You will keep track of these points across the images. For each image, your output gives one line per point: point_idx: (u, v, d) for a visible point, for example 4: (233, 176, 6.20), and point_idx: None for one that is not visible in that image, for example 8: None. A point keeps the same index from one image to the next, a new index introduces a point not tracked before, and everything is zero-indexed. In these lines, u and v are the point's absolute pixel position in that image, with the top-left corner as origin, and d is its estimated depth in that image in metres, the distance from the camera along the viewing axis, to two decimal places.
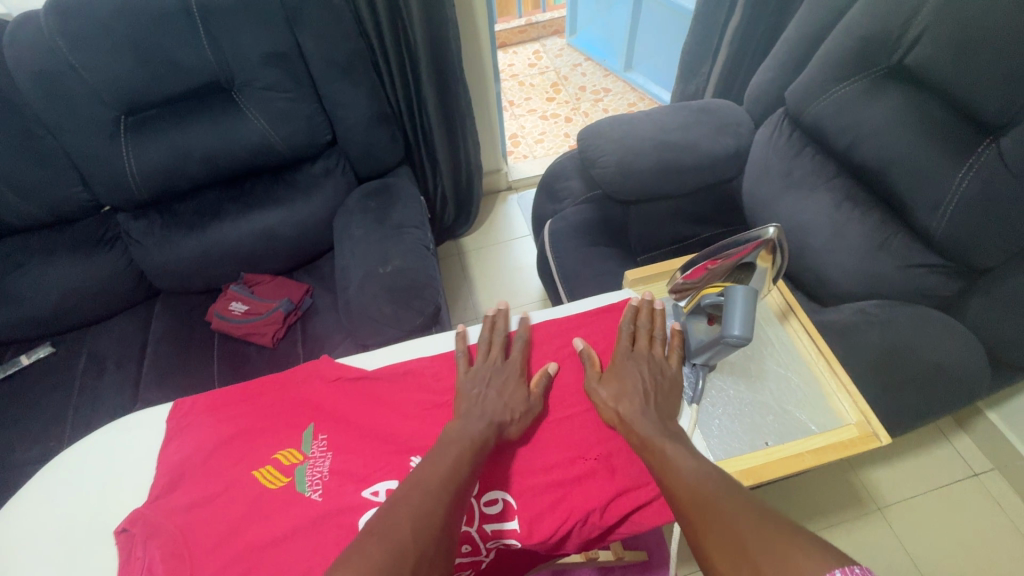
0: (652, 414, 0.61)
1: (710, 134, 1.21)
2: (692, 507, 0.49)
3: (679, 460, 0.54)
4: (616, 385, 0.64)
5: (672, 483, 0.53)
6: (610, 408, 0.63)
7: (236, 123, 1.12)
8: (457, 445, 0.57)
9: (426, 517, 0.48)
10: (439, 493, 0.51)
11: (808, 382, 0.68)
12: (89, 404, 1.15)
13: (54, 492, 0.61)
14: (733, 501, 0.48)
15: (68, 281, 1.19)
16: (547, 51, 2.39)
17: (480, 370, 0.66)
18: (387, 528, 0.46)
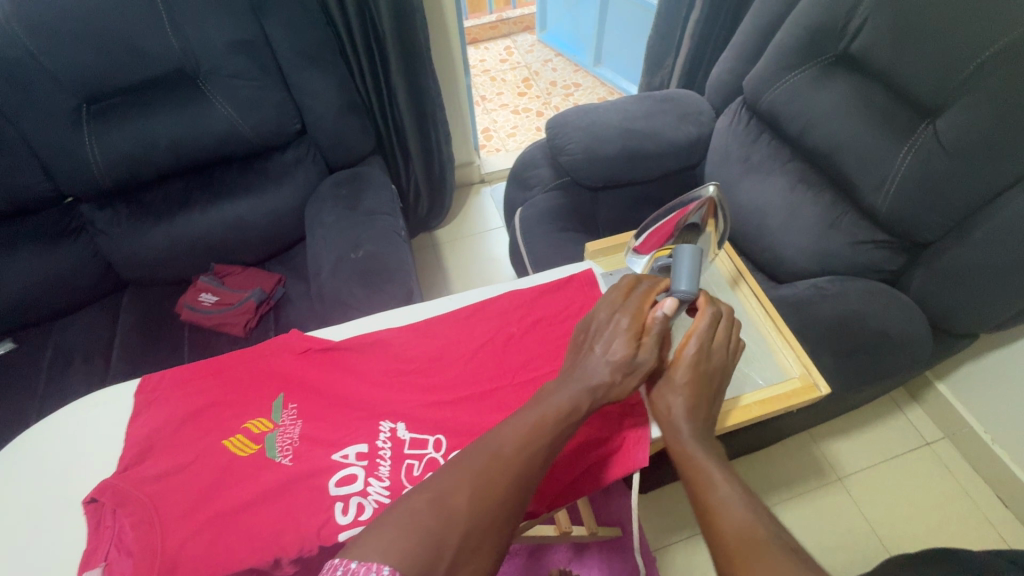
0: (704, 434, 0.60)
1: (673, 121, 1.25)
2: (739, 549, 0.48)
3: (729, 501, 0.52)
4: (680, 390, 0.62)
5: (721, 521, 0.51)
6: (664, 408, 0.62)
7: (202, 111, 1.11)
8: (540, 412, 0.56)
9: (489, 487, 0.50)
10: (509, 462, 0.52)
11: (756, 341, 0.72)
12: (55, 398, 1.13)
13: (17, 470, 0.61)
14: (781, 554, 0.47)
15: (29, 274, 1.16)
16: (518, 47, 2.42)
17: (603, 317, 0.64)
18: (444, 493, 0.48)
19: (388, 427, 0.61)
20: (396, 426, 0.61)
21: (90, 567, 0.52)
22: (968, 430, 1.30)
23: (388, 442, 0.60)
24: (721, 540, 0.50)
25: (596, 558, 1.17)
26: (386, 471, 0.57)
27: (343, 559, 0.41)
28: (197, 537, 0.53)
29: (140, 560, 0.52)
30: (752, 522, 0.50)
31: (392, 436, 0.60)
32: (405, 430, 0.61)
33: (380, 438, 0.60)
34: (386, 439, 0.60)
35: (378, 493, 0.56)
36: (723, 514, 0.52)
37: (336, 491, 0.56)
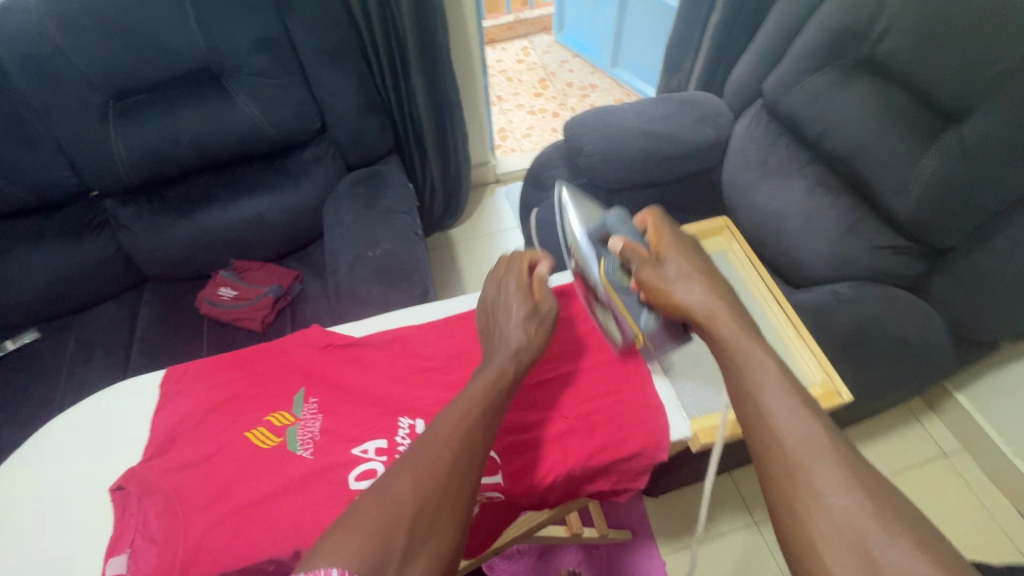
0: (740, 316, 0.60)
1: (691, 124, 1.25)
2: (797, 450, 0.49)
3: (778, 403, 0.52)
4: (691, 277, 0.64)
5: (777, 419, 0.51)
6: (686, 294, 0.62)
7: (225, 110, 1.13)
8: (474, 392, 0.56)
9: (434, 466, 0.48)
10: (449, 451, 0.50)
11: (776, 346, 0.71)
12: (77, 388, 1.16)
13: (45, 457, 0.62)
14: (834, 459, 0.48)
15: (55, 266, 1.19)
16: (535, 48, 2.42)
17: (501, 290, 0.68)
18: (385, 487, 0.46)
19: (408, 423, 0.61)
20: (415, 422, 0.62)
21: (116, 553, 0.54)
22: (988, 443, 1.28)
23: (407, 438, 0.60)
24: (774, 442, 0.50)
25: (606, 562, 1.17)
26: None
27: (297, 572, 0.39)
28: (219, 527, 0.54)
29: (164, 547, 0.53)
30: (806, 425, 0.50)
31: (412, 432, 0.60)
32: (424, 426, 0.61)
33: (399, 433, 0.60)
34: (405, 435, 0.60)
35: None
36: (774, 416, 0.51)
37: (355, 485, 0.56)
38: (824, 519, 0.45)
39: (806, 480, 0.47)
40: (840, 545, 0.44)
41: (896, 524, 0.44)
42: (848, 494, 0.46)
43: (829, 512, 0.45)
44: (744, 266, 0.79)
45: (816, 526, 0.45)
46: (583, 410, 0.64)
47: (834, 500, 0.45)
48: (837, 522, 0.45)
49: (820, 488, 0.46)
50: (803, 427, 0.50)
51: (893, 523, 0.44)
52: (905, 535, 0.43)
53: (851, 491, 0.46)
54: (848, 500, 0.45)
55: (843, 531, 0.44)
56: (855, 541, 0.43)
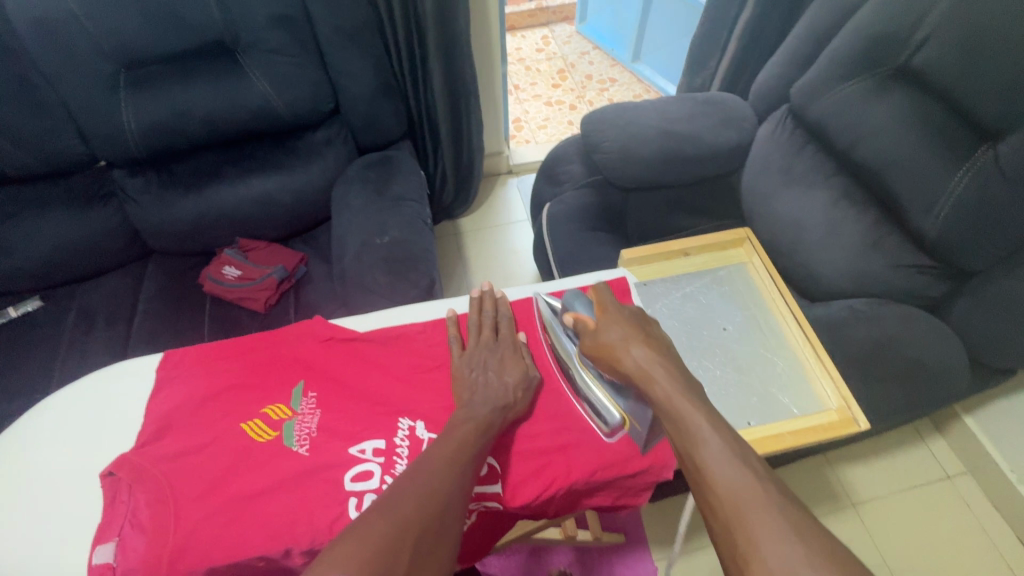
0: (672, 368, 0.58)
1: (714, 126, 1.21)
2: (730, 509, 0.46)
3: (714, 453, 0.49)
4: (625, 333, 0.61)
5: (711, 476, 0.48)
6: (623, 354, 0.60)
7: (238, 86, 1.10)
8: (464, 428, 0.56)
9: (434, 496, 0.48)
10: (445, 474, 0.50)
11: (793, 367, 0.68)
12: (76, 359, 1.15)
13: (38, 435, 0.61)
14: (765, 516, 0.45)
15: (59, 235, 1.17)
16: (555, 37, 2.37)
17: (475, 354, 0.64)
18: (388, 505, 0.45)
19: (407, 425, 0.60)
20: (415, 424, 0.61)
21: (104, 541, 0.53)
22: (994, 468, 1.25)
23: (406, 440, 0.59)
24: (712, 497, 0.48)
25: (597, 564, 1.16)
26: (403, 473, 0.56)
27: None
28: (210, 520, 0.53)
29: (153, 538, 0.52)
30: (742, 475, 0.48)
31: (411, 435, 0.60)
32: (424, 429, 0.60)
33: (398, 435, 0.59)
34: (404, 436, 0.59)
35: None
36: (708, 467, 0.49)
37: (351, 487, 0.55)
38: (764, 575, 0.42)
39: (744, 536, 0.44)
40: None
41: (841, 574, 0.40)
42: (786, 543, 0.43)
43: (765, 565, 0.42)
44: (765, 279, 0.75)
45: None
46: (586, 424, 0.62)
47: (774, 552, 0.42)
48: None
49: (762, 542, 0.43)
50: (732, 480, 0.47)
51: (839, 571, 0.40)
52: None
53: (796, 539, 0.43)
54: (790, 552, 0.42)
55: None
56: None
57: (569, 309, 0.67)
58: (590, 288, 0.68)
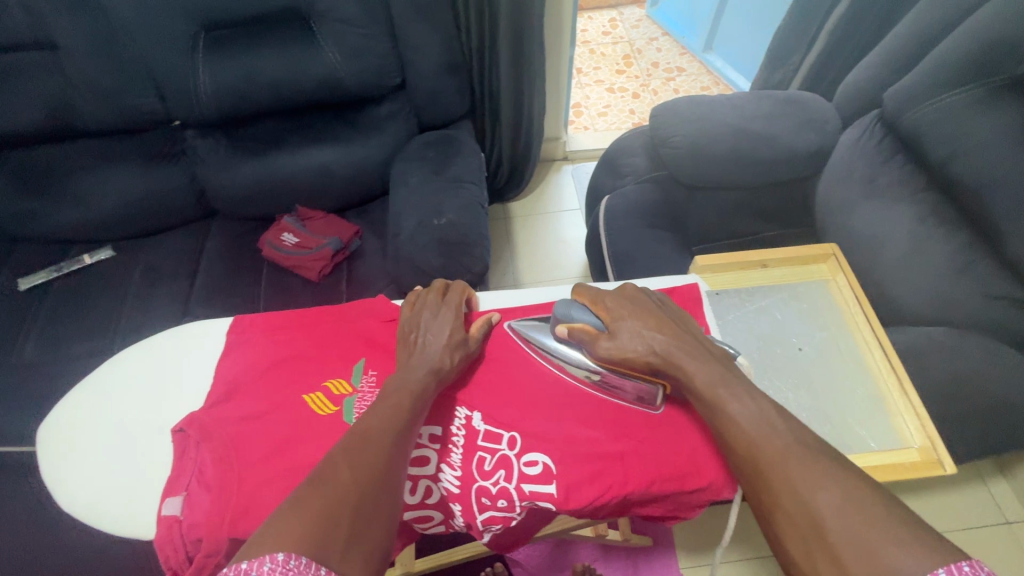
0: (692, 347, 0.59)
1: (792, 127, 1.15)
2: (752, 464, 0.51)
3: (740, 419, 0.53)
4: (634, 324, 0.60)
5: (734, 438, 0.52)
6: (644, 352, 0.59)
7: (307, 53, 1.10)
8: (397, 397, 0.56)
9: (367, 469, 0.48)
10: (383, 442, 0.51)
11: (871, 397, 0.64)
12: (141, 310, 1.20)
13: (115, 384, 0.64)
14: (796, 467, 0.48)
15: (133, 189, 1.23)
16: (623, 21, 2.28)
17: (419, 315, 0.64)
18: (324, 477, 0.46)
19: (463, 414, 0.62)
20: (472, 414, 0.62)
21: (173, 493, 0.56)
22: None
23: (462, 429, 0.60)
24: (741, 456, 0.52)
25: (622, 564, 1.16)
26: (459, 459, 0.58)
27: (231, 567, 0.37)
28: (269, 487, 0.54)
29: (217, 497, 0.54)
30: (766, 433, 0.51)
31: (467, 425, 0.61)
32: (480, 419, 0.61)
33: (454, 423, 0.61)
34: (460, 425, 0.61)
35: (449, 481, 0.58)
36: (732, 429, 0.53)
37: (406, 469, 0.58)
38: (790, 524, 0.47)
39: (773, 489, 0.48)
40: (812, 545, 0.45)
41: (862, 515, 0.44)
42: (813, 493, 0.46)
43: (792, 515, 0.47)
44: (848, 299, 0.70)
45: (786, 532, 0.47)
46: (644, 433, 0.60)
47: (797, 501, 0.47)
48: (801, 526, 0.46)
49: (791, 492, 0.47)
50: (757, 438, 0.51)
51: (864, 511, 0.44)
52: (873, 528, 0.43)
53: (822, 488, 0.46)
54: (818, 501, 0.46)
55: (806, 529, 0.46)
56: (819, 541, 0.45)
57: (564, 319, 0.64)
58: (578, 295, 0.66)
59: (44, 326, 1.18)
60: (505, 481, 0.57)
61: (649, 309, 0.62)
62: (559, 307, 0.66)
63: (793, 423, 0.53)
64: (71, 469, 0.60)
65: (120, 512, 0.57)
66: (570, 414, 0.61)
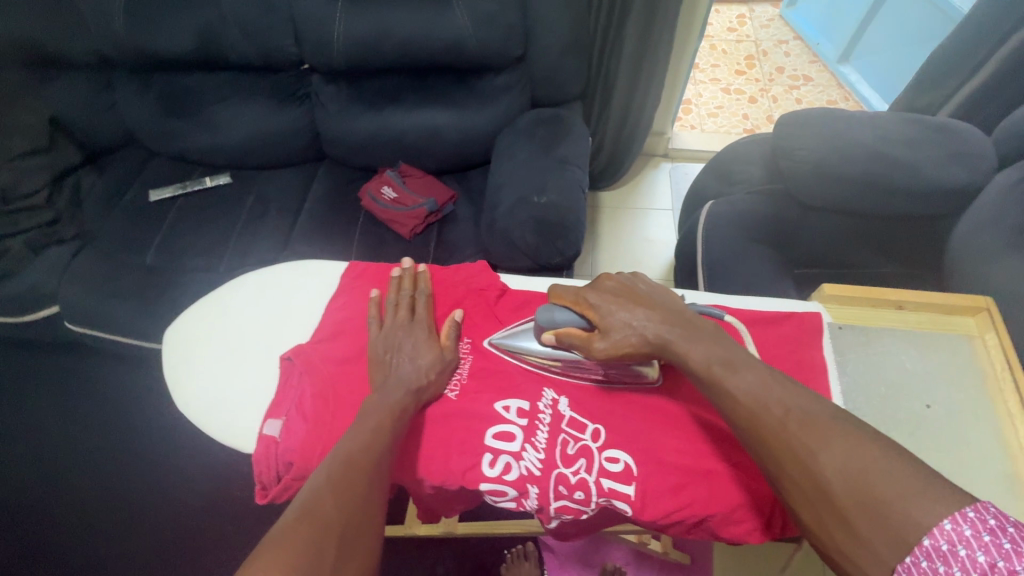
0: (683, 324, 0.58)
1: (938, 160, 1.04)
2: (753, 433, 0.50)
3: (738, 393, 0.51)
4: (623, 314, 0.60)
5: (737, 415, 0.51)
6: (639, 342, 0.58)
7: (439, 15, 1.11)
8: (377, 416, 0.56)
9: (350, 495, 0.50)
10: (363, 466, 0.52)
11: (1008, 476, 0.58)
12: (248, 238, 1.29)
13: (236, 304, 0.70)
14: (800, 429, 0.48)
15: (257, 124, 1.31)
16: (753, 19, 2.15)
17: (393, 334, 0.63)
18: (311, 506, 0.48)
19: (550, 397, 0.62)
20: (558, 398, 0.62)
21: (275, 415, 0.61)
22: None
23: (549, 410, 0.61)
24: (743, 430, 0.51)
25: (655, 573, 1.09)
26: (543, 441, 0.58)
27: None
28: None
29: (313, 429, 0.59)
30: (764, 401, 0.50)
31: (553, 407, 0.61)
32: (566, 405, 0.61)
33: (541, 402, 0.61)
34: (546, 406, 0.61)
35: (531, 462, 0.57)
36: (728, 401, 0.52)
37: (490, 442, 0.58)
38: (797, 491, 0.47)
39: (775, 455, 0.48)
40: (819, 506, 0.45)
41: (865, 467, 0.44)
42: (814, 456, 0.46)
43: (798, 482, 0.46)
44: (997, 363, 0.64)
45: (795, 499, 0.47)
46: (738, 457, 0.57)
47: (801, 468, 0.46)
48: (807, 491, 0.46)
49: (792, 460, 0.47)
50: (755, 404, 0.50)
51: (868, 464, 0.44)
52: (872, 475, 0.43)
53: (825, 449, 0.46)
54: (820, 465, 0.45)
55: (814, 495, 0.45)
56: (826, 504, 0.45)
57: (548, 326, 0.62)
58: (556, 300, 0.64)
59: (165, 237, 1.29)
60: (585, 473, 0.57)
61: (627, 297, 0.62)
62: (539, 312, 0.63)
63: (796, 392, 0.51)
64: (189, 371, 0.66)
65: (228, 419, 0.63)
66: (657, 420, 0.60)
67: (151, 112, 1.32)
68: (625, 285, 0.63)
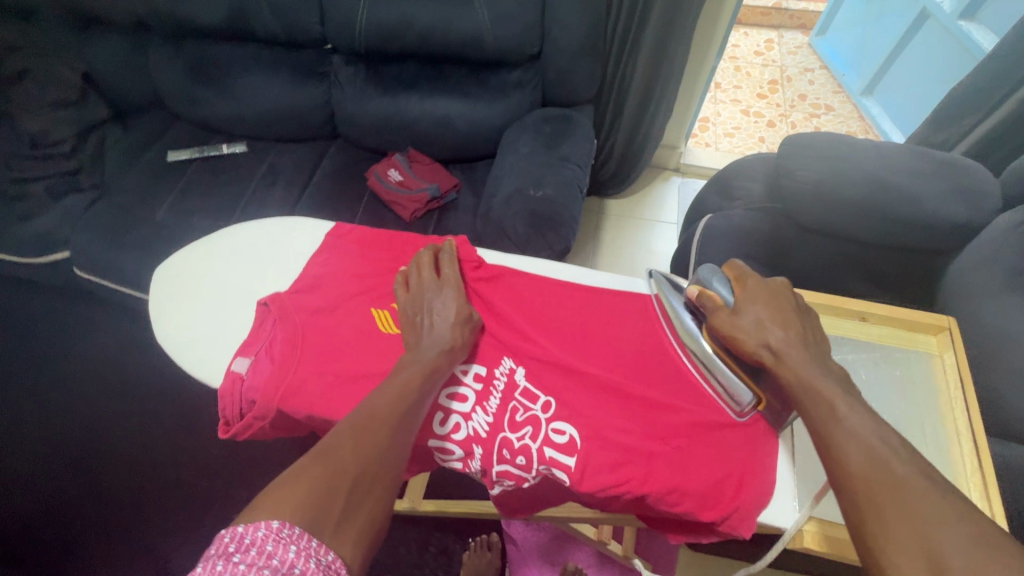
0: (815, 358, 0.55)
1: (939, 193, 1.03)
2: (860, 484, 0.45)
3: (858, 434, 0.48)
4: (762, 313, 0.58)
5: (845, 459, 0.47)
6: (759, 343, 0.56)
7: (459, 7, 1.14)
8: (410, 371, 0.57)
9: (371, 443, 0.50)
10: (391, 419, 0.53)
11: None
12: (254, 205, 1.33)
13: (222, 254, 0.73)
14: (920, 495, 0.43)
15: (276, 97, 1.35)
16: (782, 44, 2.21)
17: (420, 296, 0.65)
18: (329, 451, 0.48)
19: (507, 367, 0.64)
20: (516, 368, 0.64)
21: (245, 354, 0.64)
22: None
23: (504, 378, 0.63)
24: (847, 475, 0.46)
25: None
26: (494, 406, 0.61)
27: (231, 525, 0.40)
28: (320, 378, 0.61)
29: (276, 371, 0.61)
30: (885, 455, 0.46)
31: (509, 375, 0.63)
32: (522, 375, 0.63)
33: (499, 369, 0.64)
34: (502, 373, 0.63)
35: (479, 424, 0.60)
36: (848, 441, 0.48)
37: (443, 401, 0.61)
38: (898, 558, 0.41)
39: (883, 513, 0.43)
40: None
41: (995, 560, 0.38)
42: (935, 527, 0.41)
43: (903, 549, 0.41)
44: (951, 385, 0.65)
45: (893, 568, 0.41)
46: (683, 443, 0.58)
47: (913, 534, 0.41)
48: (909, 561, 0.40)
49: (904, 522, 0.42)
50: (872, 454, 0.46)
51: (995, 555, 0.39)
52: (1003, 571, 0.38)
53: (947, 527, 0.41)
54: (940, 539, 0.40)
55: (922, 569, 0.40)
56: None
57: (700, 283, 0.64)
58: (730, 269, 0.64)
59: (177, 196, 1.34)
60: (530, 440, 0.58)
61: (786, 306, 0.59)
62: (707, 270, 0.65)
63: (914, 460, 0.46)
64: (168, 312, 0.69)
65: (198, 359, 0.66)
66: (609, 399, 0.61)
67: (180, 77, 1.38)
68: (798, 305, 0.60)
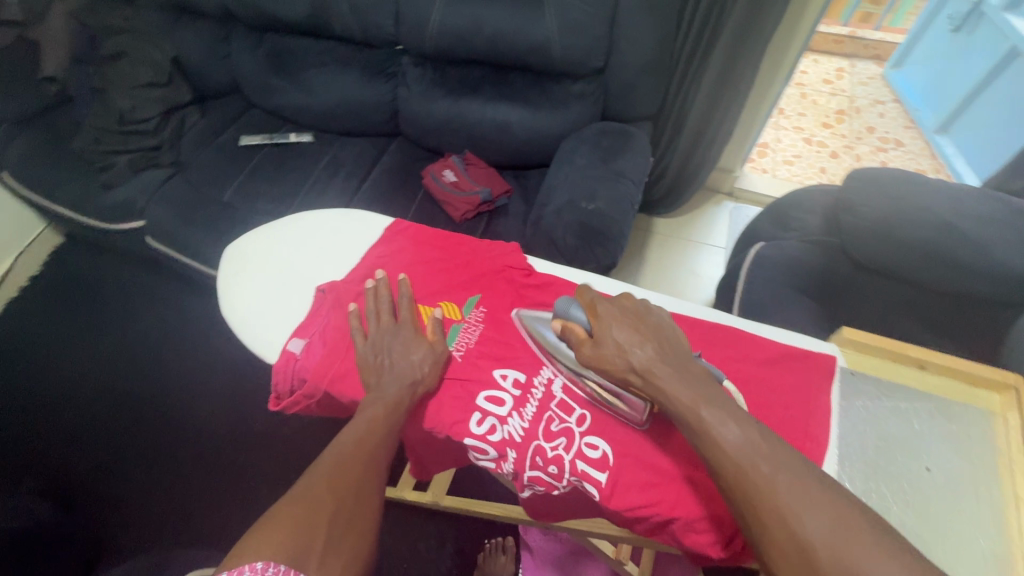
0: (679, 367, 0.56)
1: (1015, 241, 0.97)
2: (743, 504, 0.47)
3: (730, 446, 0.49)
4: (621, 333, 0.58)
5: (727, 477, 0.49)
6: (626, 365, 0.57)
7: (530, 17, 1.16)
8: (376, 408, 0.59)
9: (347, 476, 0.53)
10: (358, 453, 0.55)
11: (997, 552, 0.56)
12: (314, 194, 1.39)
13: (287, 239, 0.78)
14: (796, 502, 0.46)
15: (345, 92, 1.41)
16: (852, 74, 2.14)
17: (377, 339, 0.64)
18: (304, 490, 0.51)
19: (546, 375, 0.65)
20: (554, 378, 0.65)
21: (301, 336, 0.68)
22: None
23: (542, 387, 0.64)
24: (732, 496, 0.48)
25: None
26: (530, 413, 0.62)
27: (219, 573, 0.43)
28: None
29: (328, 354, 0.65)
30: (757, 462, 0.48)
31: (547, 385, 0.64)
32: (560, 386, 0.64)
33: (537, 377, 0.64)
34: (540, 383, 0.64)
35: (513, 429, 0.61)
36: (722, 457, 0.50)
37: (481, 402, 0.62)
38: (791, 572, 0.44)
39: (768, 529, 0.46)
40: None
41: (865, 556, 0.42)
42: (809, 534, 0.44)
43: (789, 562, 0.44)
44: (1011, 442, 0.62)
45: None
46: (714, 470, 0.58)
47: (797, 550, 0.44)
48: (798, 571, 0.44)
49: (786, 534, 0.45)
50: (739, 464, 0.48)
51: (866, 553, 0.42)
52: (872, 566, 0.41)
53: (820, 528, 0.45)
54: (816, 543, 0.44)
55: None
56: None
57: (561, 316, 0.63)
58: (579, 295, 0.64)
59: (244, 180, 1.42)
60: (563, 451, 0.59)
61: (636, 316, 0.60)
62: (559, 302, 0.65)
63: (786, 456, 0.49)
64: (234, 288, 0.74)
65: (256, 335, 0.70)
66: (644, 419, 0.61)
67: (259, 67, 1.46)
68: (643, 309, 0.62)
